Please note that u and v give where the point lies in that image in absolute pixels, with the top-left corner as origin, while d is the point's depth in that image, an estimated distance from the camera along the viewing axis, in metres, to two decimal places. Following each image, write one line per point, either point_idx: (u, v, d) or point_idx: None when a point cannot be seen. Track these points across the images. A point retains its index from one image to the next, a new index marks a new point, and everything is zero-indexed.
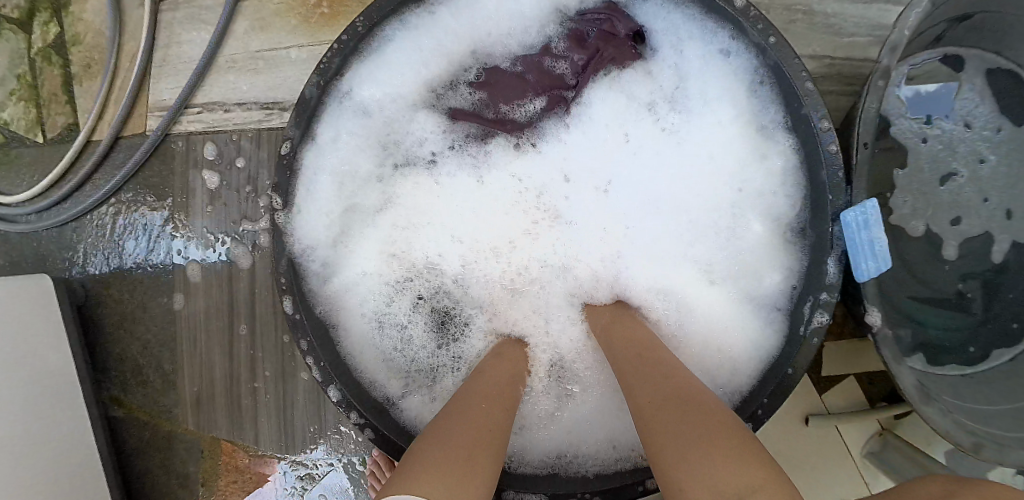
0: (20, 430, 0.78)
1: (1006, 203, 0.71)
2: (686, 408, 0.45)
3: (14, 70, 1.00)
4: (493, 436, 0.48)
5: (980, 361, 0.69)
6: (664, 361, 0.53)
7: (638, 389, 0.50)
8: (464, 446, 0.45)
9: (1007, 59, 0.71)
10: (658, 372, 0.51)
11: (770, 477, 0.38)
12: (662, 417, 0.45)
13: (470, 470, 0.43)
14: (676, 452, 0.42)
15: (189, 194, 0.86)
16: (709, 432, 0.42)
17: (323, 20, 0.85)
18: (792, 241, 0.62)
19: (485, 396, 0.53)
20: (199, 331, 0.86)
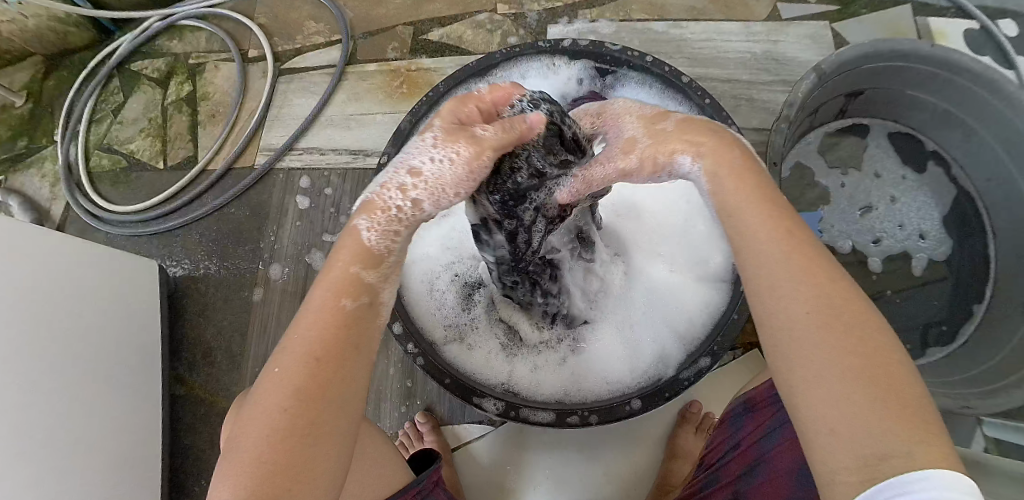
0: (108, 382, 0.94)
1: (920, 228, 1.02)
2: (853, 332, 0.42)
3: (147, 114, 1.26)
4: (312, 395, 0.45)
5: (920, 354, 0.97)
6: (824, 257, 0.45)
7: (782, 293, 0.44)
8: (265, 438, 0.44)
9: (902, 124, 1.06)
10: (818, 269, 0.44)
11: (924, 436, 0.39)
12: (799, 346, 0.43)
13: (292, 459, 0.44)
14: (819, 376, 0.42)
15: (282, 213, 1.12)
16: (862, 363, 0.41)
17: (403, 97, 1.15)
18: (729, 234, 0.80)
19: (307, 343, 0.46)
20: (270, 319, 1.07)
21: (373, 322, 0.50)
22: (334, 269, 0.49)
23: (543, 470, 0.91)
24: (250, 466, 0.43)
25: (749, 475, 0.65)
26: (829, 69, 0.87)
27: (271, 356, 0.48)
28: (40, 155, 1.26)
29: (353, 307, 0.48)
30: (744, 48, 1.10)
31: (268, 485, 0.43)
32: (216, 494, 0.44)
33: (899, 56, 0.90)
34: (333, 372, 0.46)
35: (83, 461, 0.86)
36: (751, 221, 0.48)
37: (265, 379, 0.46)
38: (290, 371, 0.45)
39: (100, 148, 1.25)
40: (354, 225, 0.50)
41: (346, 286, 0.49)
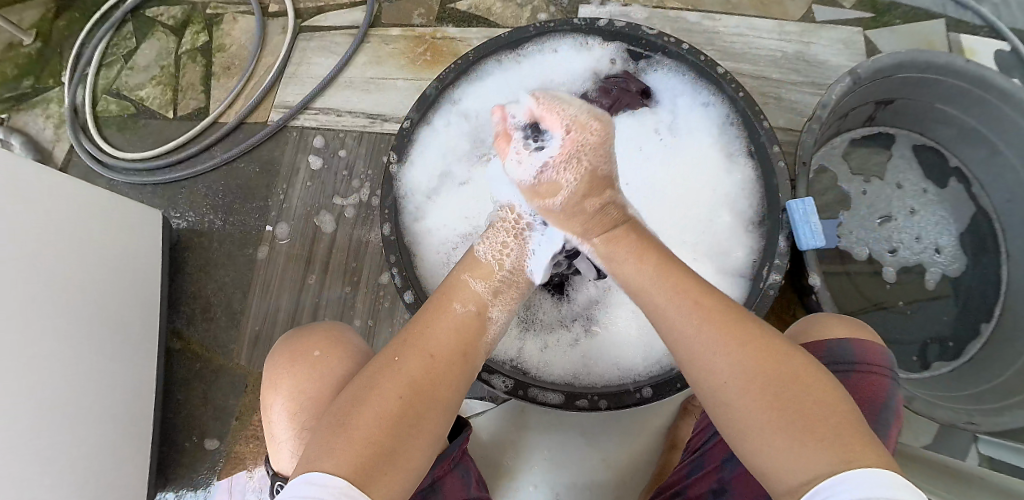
0: (110, 336, 0.92)
1: (936, 242, 1.00)
2: (765, 377, 0.48)
3: (160, 62, 1.22)
4: (424, 388, 0.50)
5: (922, 369, 0.95)
6: (729, 312, 0.52)
7: (701, 359, 0.51)
8: (383, 418, 0.48)
9: (927, 137, 1.04)
10: (726, 330, 0.51)
11: (847, 452, 0.44)
12: (723, 402, 0.49)
13: (401, 441, 0.48)
14: (747, 421, 0.48)
15: (293, 172, 1.10)
16: (782, 408, 0.47)
17: (426, 64, 1.12)
18: (752, 231, 0.81)
19: (432, 344, 0.53)
20: (274, 278, 1.05)
21: (480, 331, 0.58)
22: (458, 283, 0.59)
23: (542, 452, 0.90)
24: (362, 438, 0.47)
25: (731, 463, 0.64)
26: (864, 74, 0.86)
27: (393, 345, 0.53)
28: (45, 96, 1.21)
29: (463, 312, 0.57)
30: (776, 46, 1.07)
31: (376, 462, 0.46)
32: (317, 454, 0.46)
33: (930, 68, 0.90)
34: (444, 371, 0.52)
35: (73, 411, 0.84)
36: (660, 293, 0.56)
37: (386, 366, 0.51)
38: (409, 364, 0.51)
39: (109, 92, 1.21)
40: (472, 250, 0.64)
41: (462, 294, 0.58)
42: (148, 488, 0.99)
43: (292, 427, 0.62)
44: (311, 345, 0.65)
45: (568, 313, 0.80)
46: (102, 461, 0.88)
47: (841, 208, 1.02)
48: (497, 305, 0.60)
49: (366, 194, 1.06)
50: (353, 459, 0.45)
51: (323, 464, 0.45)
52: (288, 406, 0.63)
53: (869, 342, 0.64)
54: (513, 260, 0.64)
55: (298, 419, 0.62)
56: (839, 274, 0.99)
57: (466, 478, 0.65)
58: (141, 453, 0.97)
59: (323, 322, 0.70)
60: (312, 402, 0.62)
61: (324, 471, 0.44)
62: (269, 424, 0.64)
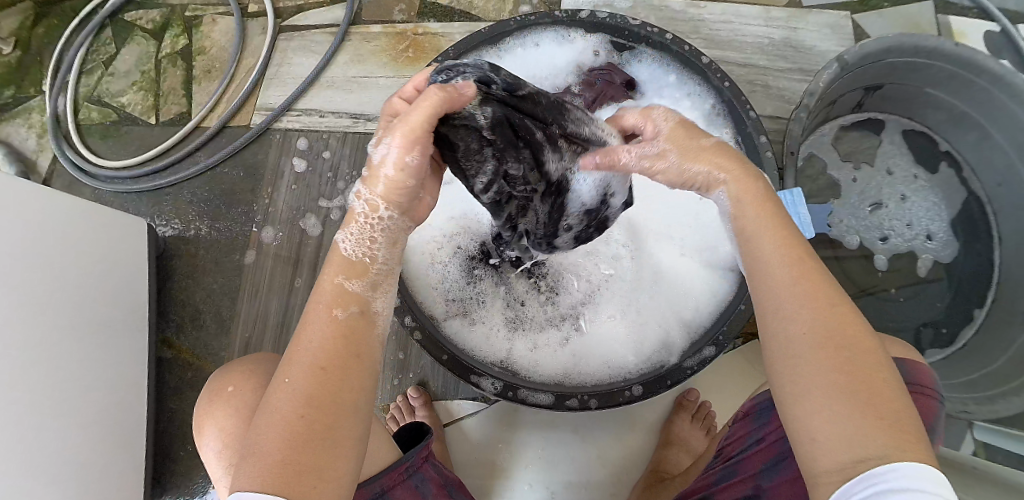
0: (100, 350, 0.91)
1: (927, 229, 1.00)
2: (842, 345, 0.46)
3: (141, 67, 1.19)
4: (322, 399, 0.47)
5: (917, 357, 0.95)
6: (827, 279, 0.49)
7: (786, 313, 0.48)
8: (287, 441, 0.46)
9: (917, 122, 1.03)
10: (818, 295, 0.48)
11: (899, 437, 0.43)
12: (792, 362, 0.47)
13: (316, 457, 0.46)
14: (810, 384, 0.46)
15: (278, 175, 1.08)
16: (850, 379, 0.45)
17: (408, 61, 1.11)
18: None
19: (318, 354, 0.49)
20: (262, 284, 1.04)
21: (371, 330, 0.52)
22: (325, 286, 0.53)
23: (535, 450, 0.89)
24: (272, 464, 0.45)
25: (771, 471, 0.63)
26: (851, 60, 0.84)
27: (280, 366, 0.50)
28: (27, 106, 1.19)
29: (345, 318, 0.51)
30: (763, 33, 1.05)
31: (296, 480, 0.45)
32: (236, 486, 0.46)
33: (920, 51, 0.89)
34: (341, 378, 0.49)
35: (68, 427, 0.84)
36: (764, 246, 0.52)
37: (276, 388, 0.48)
38: (301, 380, 0.48)
39: (90, 100, 1.19)
40: (335, 244, 0.55)
41: (337, 298, 0.52)
42: (144, 499, 0.99)
43: (226, 460, 0.63)
44: (228, 380, 0.65)
45: (554, 314, 0.79)
46: (97, 475, 0.88)
47: (832, 196, 1.01)
48: (379, 297, 0.54)
49: (351, 195, 1.05)
50: (266, 485, 0.44)
51: (243, 491, 0.44)
52: (219, 437, 0.64)
53: (915, 362, 0.64)
54: (385, 249, 0.56)
55: (229, 451, 0.62)
56: (829, 258, 0.98)
57: (422, 487, 0.64)
58: (136, 465, 0.97)
59: (254, 354, 0.70)
60: (242, 432, 0.62)
61: (243, 495, 0.44)
62: (203, 452, 0.65)
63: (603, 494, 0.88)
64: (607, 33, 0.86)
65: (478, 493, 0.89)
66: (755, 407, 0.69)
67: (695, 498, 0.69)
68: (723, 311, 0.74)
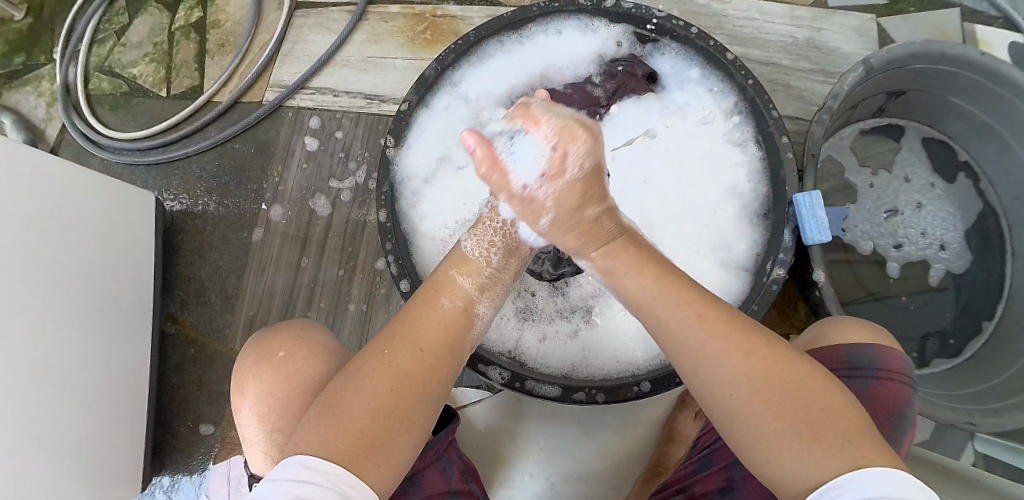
0: (104, 324, 0.91)
1: (941, 239, 0.98)
2: (775, 387, 0.48)
3: (153, 38, 1.18)
4: (414, 381, 0.49)
5: (923, 366, 0.94)
6: (734, 326, 0.51)
7: (706, 373, 0.50)
8: (370, 410, 0.47)
9: (937, 130, 1.01)
10: (732, 344, 0.50)
11: (858, 455, 0.44)
12: (740, 408, 0.49)
13: (389, 433, 0.47)
14: (757, 429, 0.48)
15: (289, 154, 1.07)
16: (792, 419, 0.47)
17: (425, 43, 1.09)
18: (756, 223, 0.79)
19: (418, 338, 0.52)
20: (269, 262, 1.04)
21: (467, 330, 0.56)
22: (443, 277, 0.57)
23: (536, 441, 0.89)
24: (351, 428, 0.46)
25: (743, 459, 0.62)
26: (876, 64, 0.83)
27: (380, 340, 0.52)
28: (37, 74, 1.18)
29: (452, 308, 0.55)
30: (786, 32, 1.03)
31: (365, 453, 0.45)
32: (302, 443, 0.45)
33: (946, 59, 0.87)
34: (433, 366, 0.51)
35: (70, 400, 0.84)
36: (658, 310, 0.54)
37: (372, 359, 0.50)
38: (402, 357, 0.50)
39: (101, 70, 1.18)
40: (459, 245, 0.61)
41: (450, 289, 0.56)
42: (145, 471, 0.99)
43: (266, 428, 0.62)
44: (278, 345, 0.64)
45: (565, 305, 0.78)
46: (98, 446, 0.88)
47: (847, 200, 0.99)
48: (482, 301, 0.59)
49: (362, 177, 1.05)
50: (340, 448, 0.44)
51: (313, 451, 0.44)
52: (260, 403, 0.63)
53: (889, 349, 0.64)
54: (501, 256, 0.61)
55: (270, 419, 0.61)
56: (840, 262, 0.98)
57: (448, 471, 0.64)
58: (137, 439, 0.97)
59: (295, 320, 0.69)
60: (286, 401, 0.61)
61: (314, 452, 0.44)
62: (240, 417, 0.64)
63: (602, 487, 0.88)
64: (630, 24, 0.84)
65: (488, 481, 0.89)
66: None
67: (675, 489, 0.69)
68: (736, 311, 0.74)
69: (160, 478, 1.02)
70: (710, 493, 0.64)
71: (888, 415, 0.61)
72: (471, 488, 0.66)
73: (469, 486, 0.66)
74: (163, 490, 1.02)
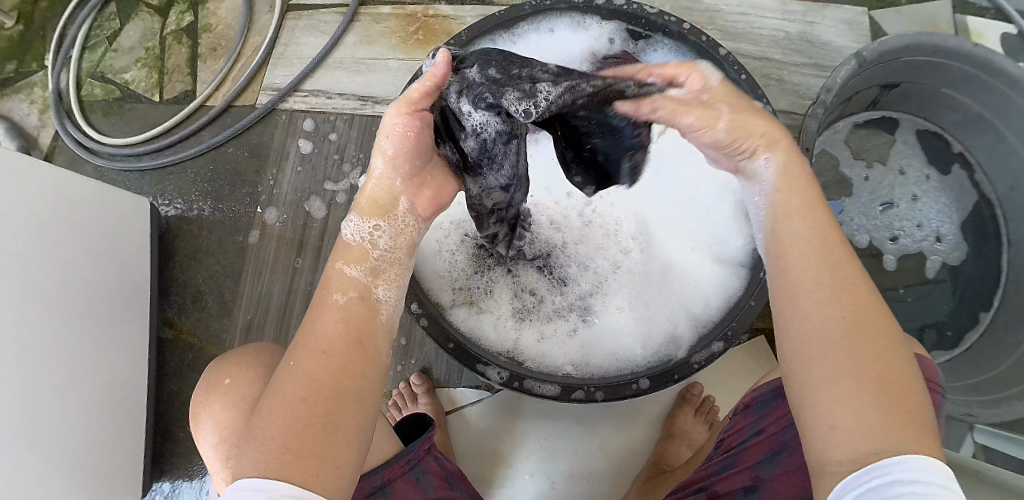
0: (102, 333, 0.91)
1: (937, 231, 0.99)
2: (872, 354, 0.45)
3: (145, 43, 1.17)
4: (329, 385, 0.47)
5: None
6: (867, 288, 0.47)
7: (817, 317, 0.47)
8: (287, 424, 0.46)
9: (932, 122, 1.01)
10: (856, 303, 0.47)
11: (916, 439, 0.43)
12: (830, 359, 0.45)
13: (319, 442, 0.46)
14: (836, 384, 0.45)
15: (283, 157, 1.07)
16: (875, 374, 0.44)
17: (418, 43, 1.09)
18: None
19: (319, 341, 0.49)
20: (265, 265, 1.04)
21: (373, 318, 0.53)
22: (333, 276, 0.54)
23: (536, 438, 0.89)
24: (275, 447, 0.45)
25: (769, 463, 0.62)
26: (869, 57, 0.83)
27: (287, 350, 0.50)
28: (29, 81, 1.17)
29: (345, 301, 0.52)
30: (779, 26, 1.03)
31: (300, 466, 0.44)
32: (238, 472, 0.45)
33: (938, 52, 0.87)
34: (345, 364, 0.49)
35: (69, 408, 0.84)
36: (800, 248, 0.50)
37: (283, 372, 0.49)
38: (306, 366, 0.48)
39: (93, 76, 1.17)
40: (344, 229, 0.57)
41: (341, 283, 0.53)
42: (144, 477, 0.99)
43: (223, 453, 0.62)
44: (225, 373, 0.65)
45: (563, 304, 0.78)
46: (96, 454, 0.88)
47: (842, 193, 1.00)
48: (381, 284, 0.55)
49: (357, 178, 1.04)
50: (271, 468, 0.44)
51: (247, 476, 0.44)
52: (216, 430, 0.64)
53: (920, 356, 0.62)
54: (389, 235, 0.58)
55: (226, 445, 0.62)
56: None
57: (423, 480, 0.63)
58: (137, 445, 0.97)
59: (247, 344, 0.69)
60: (237, 426, 0.62)
61: (250, 477, 0.44)
62: (202, 445, 0.65)
63: (603, 486, 0.88)
64: (623, 21, 0.84)
65: (478, 481, 0.88)
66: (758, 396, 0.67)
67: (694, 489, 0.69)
68: (733, 307, 0.73)
69: (159, 484, 1.02)
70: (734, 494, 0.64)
71: None
72: (455, 492, 0.66)
73: (452, 491, 0.65)
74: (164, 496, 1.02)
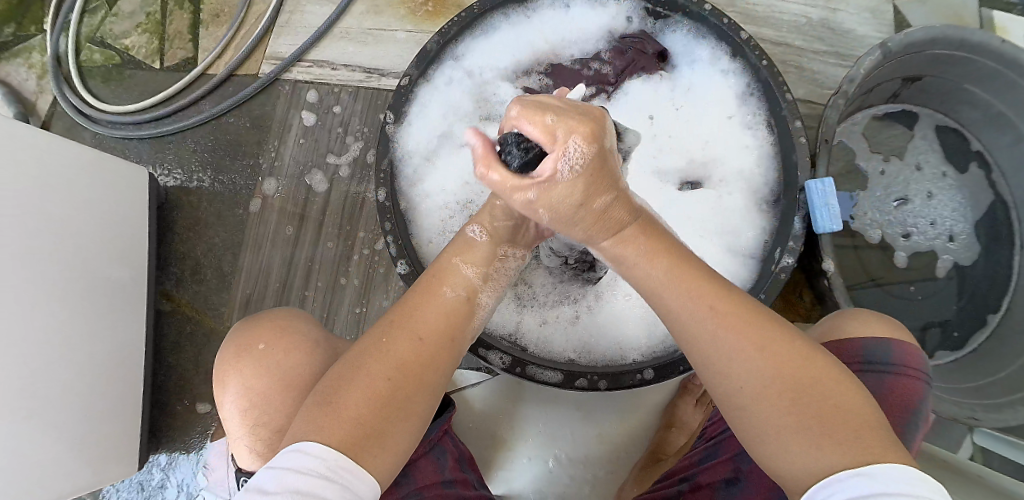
0: (98, 301, 0.89)
1: (950, 230, 0.97)
2: (788, 382, 0.46)
3: (146, 9, 1.14)
4: (411, 371, 0.47)
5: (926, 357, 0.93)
6: (743, 315, 0.48)
7: (721, 373, 0.48)
8: (367, 400, 0.44)
9: (951, 119, 0.99)
10: (750, 333, 0.48)
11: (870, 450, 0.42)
12: (751, 406, 0.46)
13: (384, 427, 0.44)
14: (767, 424, 0.46)
15: (286, 128, 1.05)
16: (800, 408, 0.45)
17: (427, 16, 1.06)
18: (765, 210, 0.77)
19: (421, 324, 0.49)
20: (265, 240, 1.02)
21: (468, 319, 0.52)
22: (444, 263, 0.53)
23: (538, 422, 0.88)
24: (346, 418, 0.43)
25: (751, 453, 0.61)
26: (895, 48, 0.80)
27: (384, 323, 0.49)
28: (27, 45, 1.14)
29: (452, 298, 0.51)
30: (800, 12, 1.00)
31: (361, 445, 0.43)
32: (299, 431, 0.44)
33: (965, 45, 0.84)
34: (435, 356, 0.48)
35: (67, 375, 0.82)
36: (671, 300, 0.51)
37: (372, 345, 0.47)
38: (399, 346, 0.47)
39: (92, 40, 1.14)
40: (465, 230, 0.57)
41: (450, 277, 0.52)
42: (140, 450, 0.98)
43: (252, 422, 0.60)
44: (258, 337, 0.62)
45: (568, 289, 0.77)
46: (91, 426, 0.87)
47: (855, 187, 0.97)
48: (486, 291, 0.55)
49: (361, 152, 1.02)
50: (334, 439, 0.42)
51: (313, 439, 0.42)
52: (239, 402, 0.61)
53: (903, 343, 0.62)
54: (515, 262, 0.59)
55: (254, 415, 0.60)
56: (846, 247, 0.96)
57: (441, 461, 0.62)
58: (134, 418, 0.96)
59: (279, 307, 0.67)
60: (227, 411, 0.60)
61: (311, 438, 0.42)
62: (224, 411, 0.63)
63: (599, 473, 0.87)
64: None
65: (481, 462, 0.88)
66: None
67: (678, 478, 0.67)
68: None
69: (156, 456, 1.01)
70: (716, 483, 0.62)
71: (902, 410, 0.60)
72: (467, 475, 0.65)
73: (465, 475, 0.65)
74: (159, 469, 1.01)
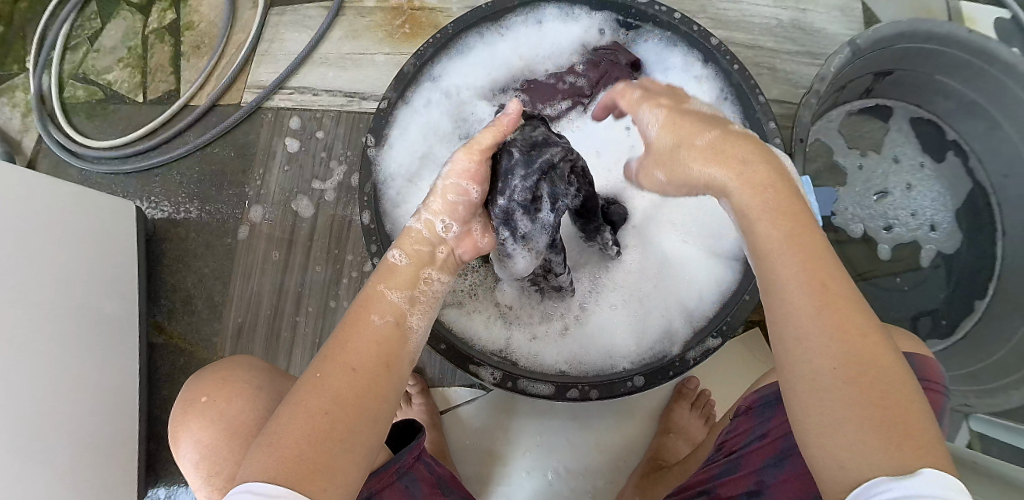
0: (89, 336, 0.89)
1: (931, 219, 0.98)
2: (859, 367, 0.42)
3: (127, 43, 1.15)
4: (349, 403, 0.46)
5: None
6: (846, 297, 0.44)
7: (793, 349, 0.44)
8: (306, 435, 0.44)
9: (925, 110, 1.00)
10: (842, 319, 0.43)
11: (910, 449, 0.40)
12: (813, 390, 0.43)
13: (329, 458, 0.44)
14: (826, 410, 0.42)
15: (270, 155, 1.05)
16: (872, 400, 0.41)
17: (405, 38, 1.07)
18: None
19: (353, 355, 0.48)
20: (253, 269, 1.02)
21: (404, 345, 0.51)
22: (371, 292, 0.53)
23: (532, 437, 0.89)
24: (287, 455, 0.43)
25: (773, 467, 0.60)
26: (863, 46, 0.82)
27: (315, 360, 0.49)
28: (11, 84, 1.15)
29: (381, 324, 0.51)
30: (771, 14, 1.02)
31: (308, 478, 0.42)
32: (244, 477, 0.43)
33: (932, 37, 0.86)
34: (372, 385, 0.47)
35: (61, 412, 0.82)
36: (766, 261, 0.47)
37: (306, 382, 0.47)
38: (334, 379, 0.46)
39: (75, 77, 1.15)
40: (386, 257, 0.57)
41: (382, 306, 0.52)
42: (138, 485, 0.97)
43: (208, 470, 0.61)
44: (199, 392, 0.64)
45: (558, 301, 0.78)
46: (87, 463, 0.86)
47: (836, 183, 0.99)
48: (417, 315, 0.54)
49: (346, 175, 1.03)
50: (278, 476, 0.42)
51: (257, 480, 0.42)
52: (197, 451, 0.62)
53: (923, 356, 0.62)
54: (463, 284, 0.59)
55: (207, 465, 0.61)
56: (830, 243, 0.97)
57: (412, 488, 0.62)
58: (131, 453, 0.96)
59: (225, 358, 0.68)
60: (220, 444, 0.61)
61: (259, 479, 0.42)
62: (183, 461, 0.64)
63: (598, 483, 0.87)
64: (611, 12, 0.83)
65: (474, 481, 0.88)
66: (756, 400, 0.66)
67: (694, 492, 0.67)
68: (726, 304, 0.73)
69: (155, 490, 1.01)
70: (737, 497, 0.62)
71: None
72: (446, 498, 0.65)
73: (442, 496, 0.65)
74: None
